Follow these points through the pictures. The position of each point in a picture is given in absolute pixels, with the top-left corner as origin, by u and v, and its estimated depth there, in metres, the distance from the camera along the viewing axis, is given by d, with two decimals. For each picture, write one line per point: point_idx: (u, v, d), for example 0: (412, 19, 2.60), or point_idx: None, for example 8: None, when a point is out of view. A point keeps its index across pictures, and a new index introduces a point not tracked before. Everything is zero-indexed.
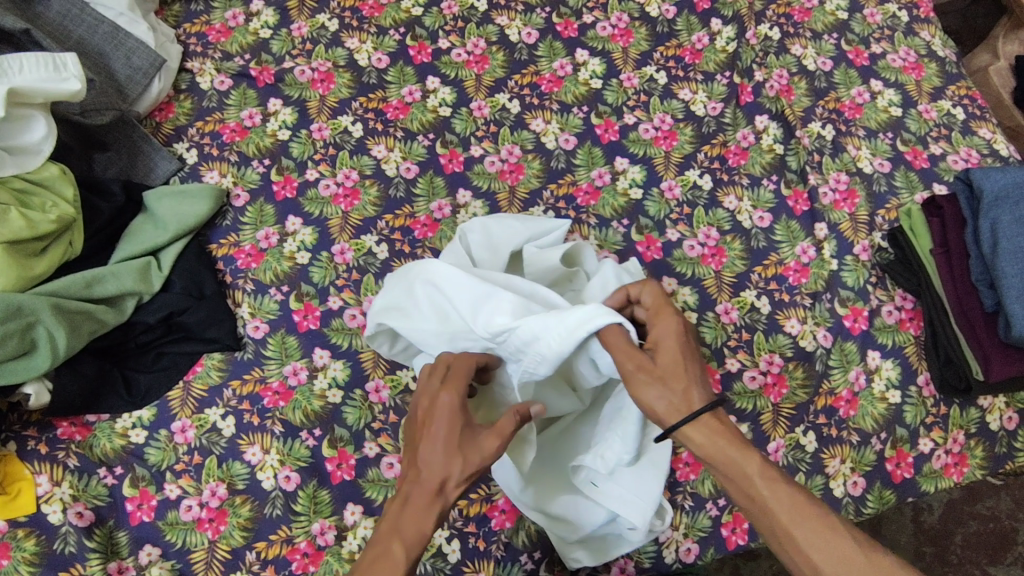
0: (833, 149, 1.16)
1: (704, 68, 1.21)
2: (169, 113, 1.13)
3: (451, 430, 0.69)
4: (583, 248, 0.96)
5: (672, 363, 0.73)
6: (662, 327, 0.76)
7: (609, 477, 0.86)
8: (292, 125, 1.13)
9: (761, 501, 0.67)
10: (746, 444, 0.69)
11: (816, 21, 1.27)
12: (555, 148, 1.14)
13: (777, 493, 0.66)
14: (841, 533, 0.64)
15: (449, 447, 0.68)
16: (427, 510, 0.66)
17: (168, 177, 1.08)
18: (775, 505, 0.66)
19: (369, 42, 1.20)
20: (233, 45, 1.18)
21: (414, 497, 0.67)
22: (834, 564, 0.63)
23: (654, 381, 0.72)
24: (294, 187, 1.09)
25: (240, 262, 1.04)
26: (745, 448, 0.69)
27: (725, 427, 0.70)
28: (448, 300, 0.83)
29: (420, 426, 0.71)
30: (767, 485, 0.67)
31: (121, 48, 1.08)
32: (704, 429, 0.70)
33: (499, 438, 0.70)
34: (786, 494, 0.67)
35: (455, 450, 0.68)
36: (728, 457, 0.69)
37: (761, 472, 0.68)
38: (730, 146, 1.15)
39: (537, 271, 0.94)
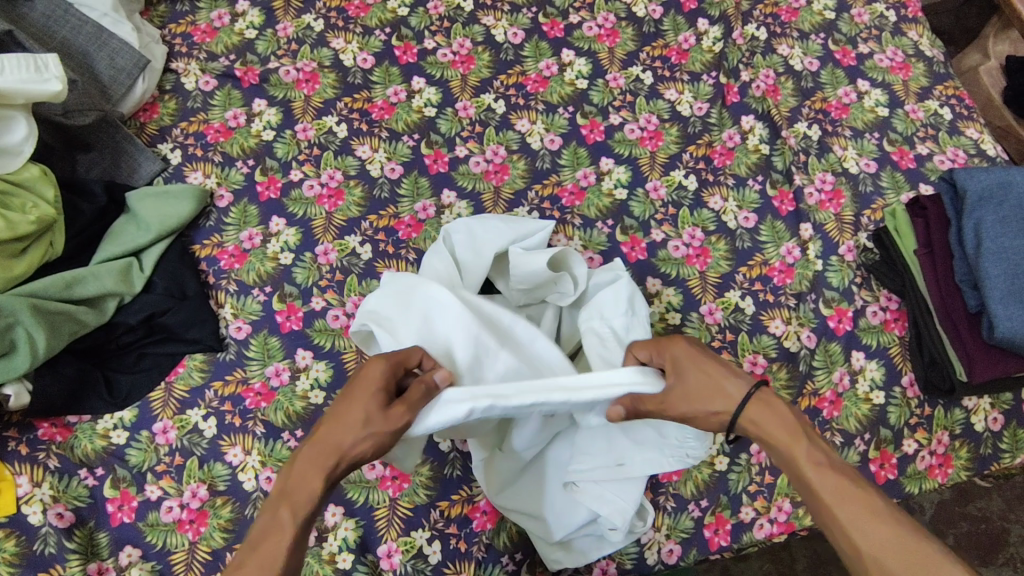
0: (819, 149, 1.16)
1: (690, 68, 1.21)
2: (153, 113, 1.13)
3: (362, 411, 0.71)
4: (569, 254, 0.95)
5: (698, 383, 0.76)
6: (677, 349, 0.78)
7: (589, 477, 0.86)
8: (276, 126, 1.13)
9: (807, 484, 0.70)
10: (797, 432, 0.72)
11: (803, 21, 1.27)
12: (540, 148, 1.14)
13: (821, 477, 0.69)
14: (886, 518, 0.65)
15: (354, 427, 0.71)
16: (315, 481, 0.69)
17: (152, 178, 1.07)
18: (820, 488, 0.69)
19: (354, 43, 1.19)
20: (218, 46, 1.18)
21: (307, 469, 0.69)
22: (871, 541, 0.64)
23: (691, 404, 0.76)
24: (278, 188, 1.09)
25: (223, 263, 1.04)
26: (793, 437, 0.72)
27: (777, 415, 0.74)
28: (439, 318, 0.84)
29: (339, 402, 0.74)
30: (813, 469, 0.70)
31: (104, 49, 1.08)
32: (758, 415, 0.74)
33: (409, 411, 0.71)
34: (830, 478, 0.69)
35: (360, 432, 0.71)
36: (779, 442, 0.72)
37: (809, 458, 0.71)
38: (715, 147, 1.15)
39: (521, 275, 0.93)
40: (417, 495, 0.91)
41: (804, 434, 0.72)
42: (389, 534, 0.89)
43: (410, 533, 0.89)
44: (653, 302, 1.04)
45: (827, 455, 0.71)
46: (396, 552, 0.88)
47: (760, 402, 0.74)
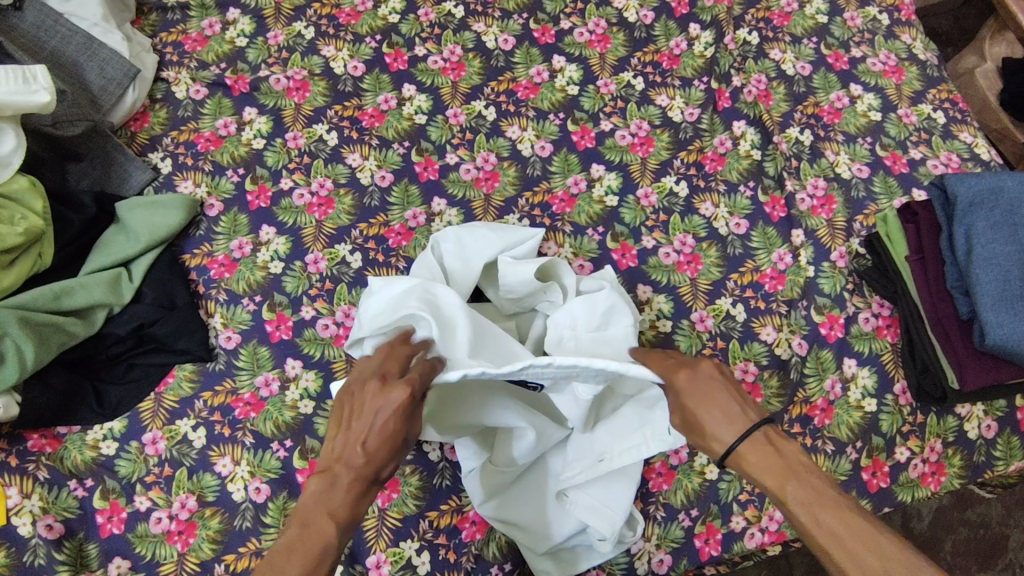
0: (811, 155, 1.15)
1: (682, 74, 1.21)
2: (144, 122, 1.13)
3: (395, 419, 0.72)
4: (558, 263, 0.94)
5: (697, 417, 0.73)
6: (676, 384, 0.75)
7: (578, 485, 0.86)
8: (266, 134, 1.13)
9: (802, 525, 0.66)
10: (783, 470, 0.68)
11: (795, 25, 1.26)
12: (530, 155, 1.14)
13: (812, 517, 0.65)
14: (884, 550, 0.61)
15: (389, 435, 0.71)
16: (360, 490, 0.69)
17: (142, 187, 1.08)
18: (813, 527, 0.65)
19: (345, 50, 1.19)
20: (208, 54, 1.18)
21: (346, 478, 0.69)
22: None
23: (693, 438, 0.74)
24: (268, 197, 1.09)
25: (214, 273, 1.04)
26: (781, 478, 0.68)
27: (761, 452, 0.69)
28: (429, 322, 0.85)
29: (363, 409, 0.73)
30: (805, 509, 0.66)
31: (94, 59, 1.08)
32: (746, 455, 0.70)
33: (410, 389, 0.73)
34: (823, 519, 0.64)
35: (395, 442, 0.72)
36: (768, 485, 0.68)
37: (797, 499, 0.66)
38: (707, 152, 1.14)
39: (510, 286, 0.93)
40: (406, 506, 0.91)
41: (795, 469, 0.68)
42: (378, 544, 0.89)
43: (399, 544, 0.89)
44: (644, 309, 1.04)
45: (816, 491, 0.66)
46: (384, 563, 0.88)
47: (748, 440, 0.70)
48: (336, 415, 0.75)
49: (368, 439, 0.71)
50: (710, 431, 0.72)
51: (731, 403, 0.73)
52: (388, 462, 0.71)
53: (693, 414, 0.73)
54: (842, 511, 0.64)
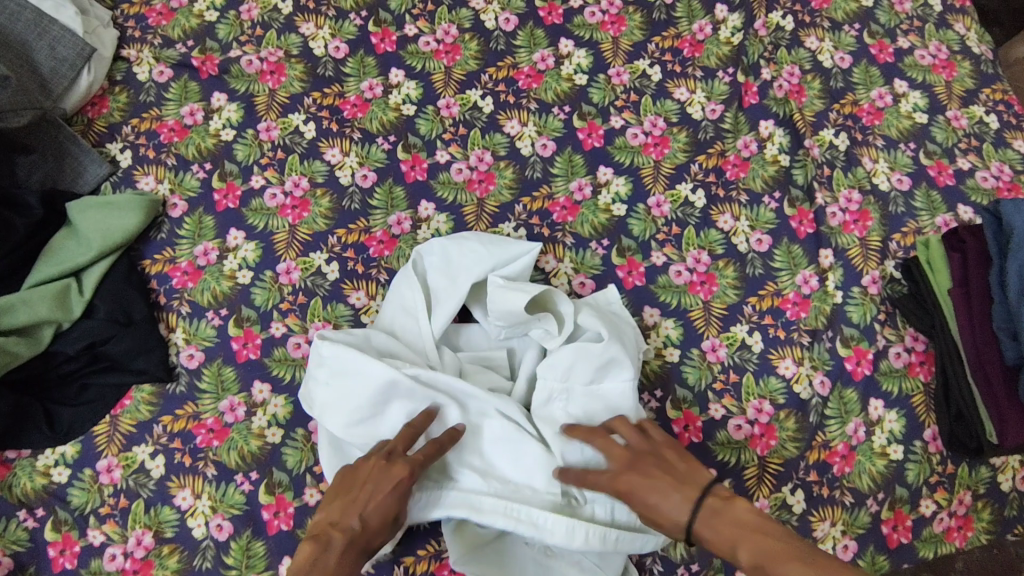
0: (846, 162, 1.03)
1: (704, 64, 1.07)
2: (102, 108, 1.02)
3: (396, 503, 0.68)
4: (553, 292, 0.85)
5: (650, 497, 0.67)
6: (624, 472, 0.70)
7: None
8: (237, 124, 1.01)
9: None
10: (739, 534, 0.61)
11: (835, 8, 1.12)
12: (530, 155, 1.02)
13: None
14: None
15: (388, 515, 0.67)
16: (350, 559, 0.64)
17: (98, 183, 0.97)
18: None
19: (326, 28, 1.06)
20: (175, 30, 1.06)
21: (342, 542, 0.64)
22: None
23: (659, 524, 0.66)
24: (237, 196, 0.98)
25: (176, 281, 0.94)
26: (733, 546, 0.60)
27: (716, 519, 0.63)
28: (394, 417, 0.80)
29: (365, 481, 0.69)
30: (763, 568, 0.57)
31: (44, 36, 0.96)
32: (699, 531, 0.63)
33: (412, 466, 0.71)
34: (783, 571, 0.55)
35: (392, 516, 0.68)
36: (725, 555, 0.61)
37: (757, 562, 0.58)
38: (728, 157, 1.02)
39: (500, 314, 0.84)
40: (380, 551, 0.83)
41: (745, 531, 0.60)
42: None
43: None
44: (650, 336, 0.93)
45: (774, 550, 0.58)
46: None
47: (695, 514, 0.64)
48: (340, 480, 0.71)
49: (367, 509, 0.67)
50: (661, 516, 0.66)
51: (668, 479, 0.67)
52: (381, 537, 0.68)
53: (642, 496, 0.67)
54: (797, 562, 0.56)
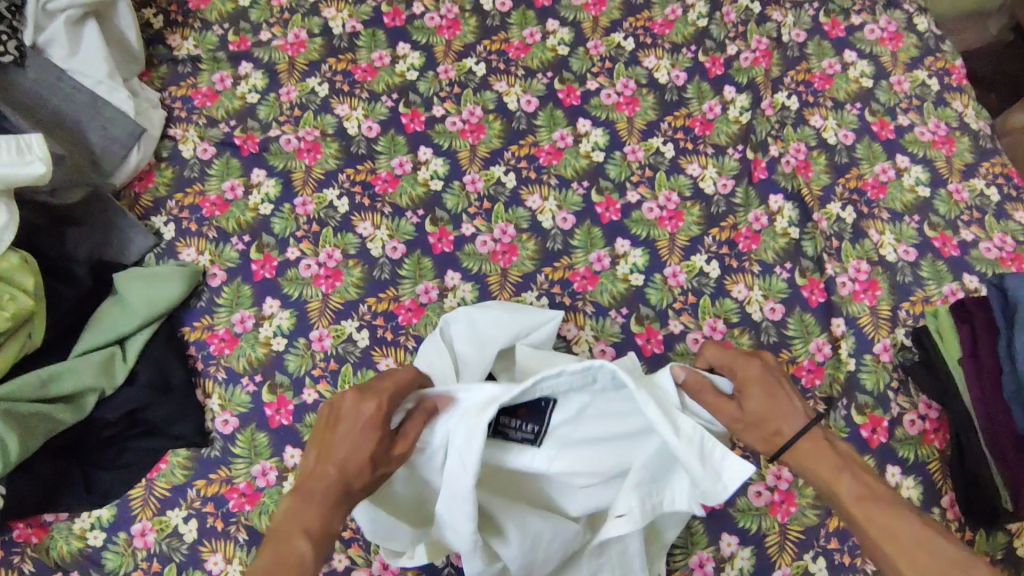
0: (853, 234, 1.07)
1: (715, 141, 1.13)
2: (148, 183, 1.08)
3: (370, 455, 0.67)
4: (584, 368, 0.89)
5: (761, 406, 0.73)
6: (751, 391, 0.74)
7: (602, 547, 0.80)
8: (275, 199, 1.07)
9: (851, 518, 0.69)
10: (842, 469, 0.71)
11: (837, 88, 1.19)
12: (551, 228, 1.07)
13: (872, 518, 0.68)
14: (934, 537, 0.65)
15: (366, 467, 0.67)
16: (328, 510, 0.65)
17: (143, 254, 1.03)
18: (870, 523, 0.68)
19: (359, 109, 1.14)
20: (218, 111, 1.14)
21: (319, 493, 0.65)
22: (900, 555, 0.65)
23: (751, 428, 0.74)
24: (273, 267, 1.03)
25: (213, 348, 0.98)
26: (837, 476, 0.71)
27: (821, 446, 0.73)
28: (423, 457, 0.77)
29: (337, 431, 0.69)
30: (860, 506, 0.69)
31: (98, 117, 1.04)
32: (801, 450, 0.73)
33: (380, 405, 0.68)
34: (878, 519, 0.67)
35: (372, 459, 0.67)
36: (825, 481, 0.71)
37: (856, 497, 0.69)
38: (740, 229, 1.07)
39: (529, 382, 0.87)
40: None
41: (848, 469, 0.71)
42: None
43: None
44: None
45: (877, 493, 0.69)
46: None
47: (805, 435, 0.73)
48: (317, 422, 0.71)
49: (343, 456, 0.67)
50: (775, 424, 0.73)
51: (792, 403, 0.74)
52: (364, 481, 0.67)
53: (750, 405, 0.74)
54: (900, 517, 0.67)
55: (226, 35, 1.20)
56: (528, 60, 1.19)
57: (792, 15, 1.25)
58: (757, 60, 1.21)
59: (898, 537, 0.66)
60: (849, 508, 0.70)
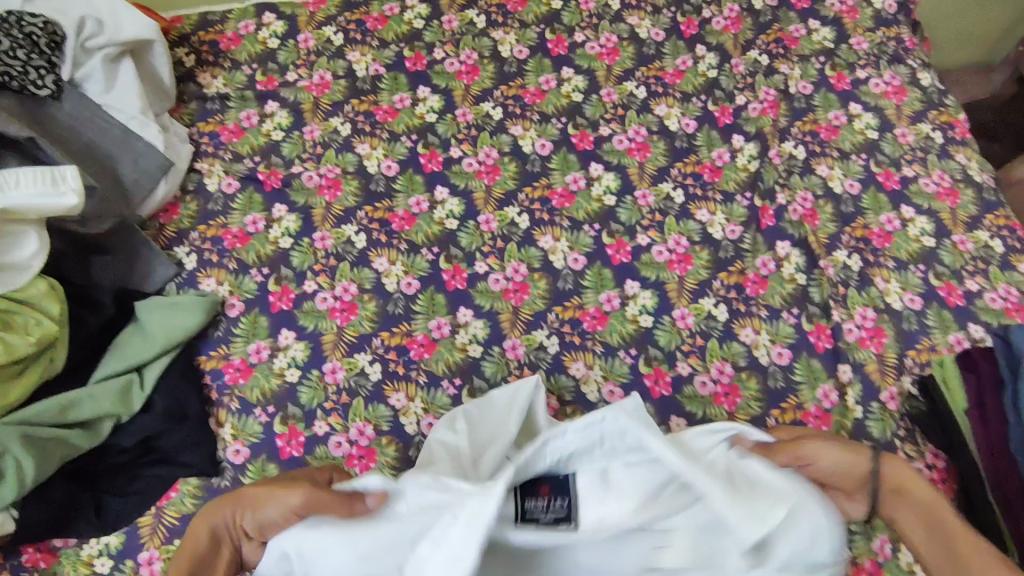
0: (859, 282, 1.09)
1: (723, 188, 1.17)
2: (173, 214, 1.12)
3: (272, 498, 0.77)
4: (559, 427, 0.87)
5: (841, 458, 0.83)
6: (818, 444, 0.84)
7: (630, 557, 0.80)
8: (295, 233, 1.10)
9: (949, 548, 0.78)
10: (931, 503, 0.81)
11: (843, 139, 1.23)
12: (563, 268, 1.10)
13: (973, 545, 0.77)
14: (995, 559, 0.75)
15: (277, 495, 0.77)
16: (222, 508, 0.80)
17: (165, 283, 1.06)
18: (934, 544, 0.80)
19: (379, 149, 1.18)
20: (243, 146, 1.18)
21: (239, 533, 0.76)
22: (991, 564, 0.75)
23: (829, 476, 0.84)
24: (290, 299, 1.06)
25: (228, 378, 1.00)
26: (926, 513, 0.81)
27: (912, 486, 0.82)
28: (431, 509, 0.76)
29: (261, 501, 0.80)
30: (964, 547, 0.77)
31: (130, 151, 1.07)
32: (899, 483, 0.83)
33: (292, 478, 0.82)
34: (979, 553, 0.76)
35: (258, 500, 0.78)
36: (927, 508, 0.81)
37: (955, 528, 0.79)
38: (748, 274, 1.09)
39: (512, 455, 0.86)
40: None
41: (935, 510, 0.81)
42: None
43: None
44: None
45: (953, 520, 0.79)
46: None
47: (891, 476, 0.83)
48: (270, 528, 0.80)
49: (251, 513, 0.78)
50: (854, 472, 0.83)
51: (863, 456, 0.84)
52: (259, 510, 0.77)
53: (823, 456, 0.83)
54: (981, 549, 0.76)
55: (254, 74, 1.25)
56: (543, 106, 1.23)
57: (799, 69, 1.30)
58: (765, 110, 1.25)
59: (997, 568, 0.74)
60: (956, 539, 0.78)
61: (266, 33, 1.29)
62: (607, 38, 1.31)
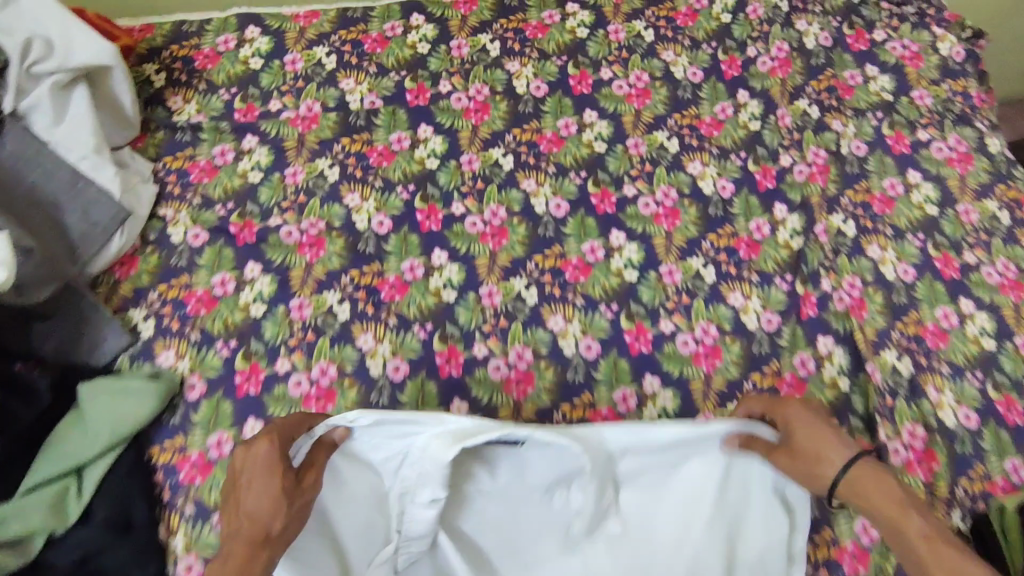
0: (910, 391, 0.96)
1: (761, 267, 1.02)
2: (131, 269, 0.97)
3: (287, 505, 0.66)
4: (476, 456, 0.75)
5: (809, 437, 0.75)
6: (791, 411, 0.78)
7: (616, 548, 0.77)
8: (268, 298, 0.97)
9: (918, 560, 0.70)
10: (906, 504, 0.72)
11: (898, 214, 1.08)
12: (573, 356, 0.96)
13: (939, 556, 0.68)
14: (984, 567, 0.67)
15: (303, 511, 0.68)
16: (253, 556, 0.65)
17: (116, 355, 0.92)
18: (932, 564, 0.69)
19: (371, 201, 1.03)
20: (215, 189, 1.03)
21: (240, 547, 0.65)
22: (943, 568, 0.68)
23: (797, 459, 0.74)
24: (259, 380, 0.93)
25: (183, 475, 0.88)
26: (902, 509, 0.72)
27: (887, 483, 0.73)
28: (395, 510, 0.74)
29: (241, 478, 0.69)
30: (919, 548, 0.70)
31: (79, 200, 0.92)
32: (859, 479, 0.74)
33: (269, 441, 0.70)
34: (949, 554, 0.68)
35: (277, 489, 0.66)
36: (891, 518, 0.72)
37: (925, 533, 0.70)
38: (784, 375, 0.96)
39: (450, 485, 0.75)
40: None
41: (907, 511, 0.72)
42: None
43: None
44: None
45: (937, 529, 0.70)
46: None
47: (860, 468, 0.74)
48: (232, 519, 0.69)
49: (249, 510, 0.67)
50: (828, 462, 0.74)
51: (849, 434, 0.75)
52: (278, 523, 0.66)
53: (802, 441, 0.75)
54: (944, 550, 0.69)
55: (232, 100, 1.08)
56: (561, 156, 1.07)
57: (853, 125, 1.14)
58: (813, 175, 1.09)
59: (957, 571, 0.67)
60: (916, 544, 0.70)
61: (247, 50, 1.12)
62: (638, 75, 1.14)
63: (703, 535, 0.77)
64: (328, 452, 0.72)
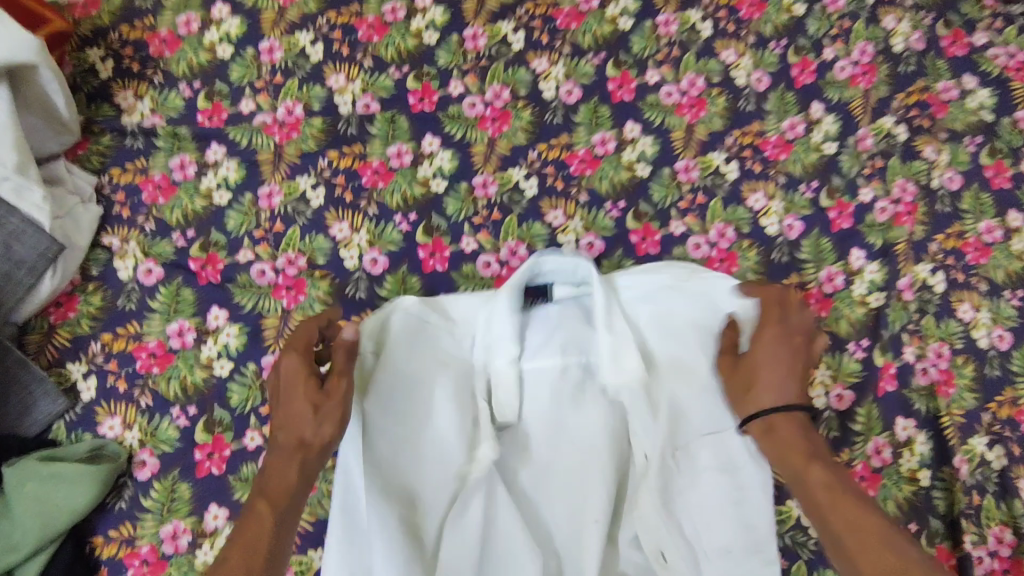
0: (1000, 489, 0.80)
1: (833, 328, 0.85)
2: (69, 311, 0.80)
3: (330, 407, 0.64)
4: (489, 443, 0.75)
5: (772, 356, 0.72)
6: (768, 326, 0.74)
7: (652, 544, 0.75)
8: (236, 354, 0.79)
9: (829, 529, 0.65)
10: (809, 453, 0.68)
11: (996, 265, 0.89)
12: None
13: (850, 513, 0.63)
14: (900, 541, 0.61)
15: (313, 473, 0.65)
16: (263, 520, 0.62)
17: (49, 422, 0.77)
18: (846, 519, 0.64)
19: (363, 232, 0.85)
20: (172, 213, 0.84)
21: (288, 450, 0.64)
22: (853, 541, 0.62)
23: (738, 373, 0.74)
24: (223, 458, 0.76)
25: (131, 574, 0.73)
26: (806, 460, 0.68)
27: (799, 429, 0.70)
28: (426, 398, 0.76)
29: (274, 392, 0.67)
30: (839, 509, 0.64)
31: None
32: (774, 424, 0.70)
33: (299, 354, 0.67)
34: (847, 510, 0.64)
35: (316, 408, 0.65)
36: (791, 465, 0.69)
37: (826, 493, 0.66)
38: (855, 466, 0.81)
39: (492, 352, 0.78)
40: None
41: (815, 461, 0.68)
42: None
43: None
44: None
45: (849, 484, 0.66)
46: None
47: (785, 414, 0.70)
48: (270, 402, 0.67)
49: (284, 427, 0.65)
50: (763, 383, 0.72)
51: (793, 383, 0.71)
52: (321, 429, 0.64)
53: (755, 353, 0.73)
54: (848, 504, 0.64)
55: (195, 99, 0.89)
56: (595, 181, 0.88)
57: (947, 151, 0.94)
58: (901, 215, 0.90)
59: (862, 527, 0.62)
60: (818, 498, 0.66)
61: (215, 35, 0.91)
62: (691, 81, 0.94)
63: (719, 441, 0.76)
64: (347, 353, 0.68)
